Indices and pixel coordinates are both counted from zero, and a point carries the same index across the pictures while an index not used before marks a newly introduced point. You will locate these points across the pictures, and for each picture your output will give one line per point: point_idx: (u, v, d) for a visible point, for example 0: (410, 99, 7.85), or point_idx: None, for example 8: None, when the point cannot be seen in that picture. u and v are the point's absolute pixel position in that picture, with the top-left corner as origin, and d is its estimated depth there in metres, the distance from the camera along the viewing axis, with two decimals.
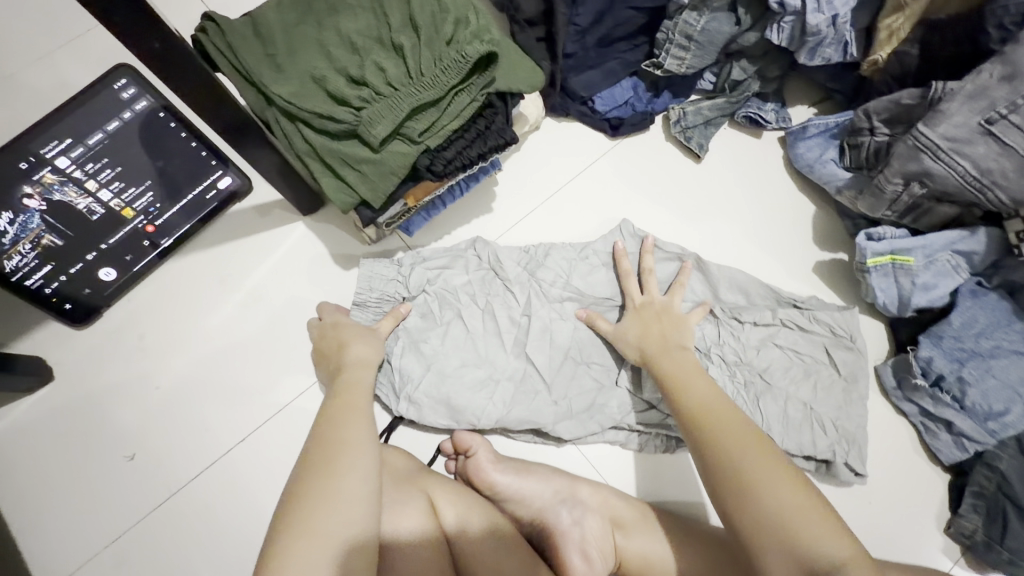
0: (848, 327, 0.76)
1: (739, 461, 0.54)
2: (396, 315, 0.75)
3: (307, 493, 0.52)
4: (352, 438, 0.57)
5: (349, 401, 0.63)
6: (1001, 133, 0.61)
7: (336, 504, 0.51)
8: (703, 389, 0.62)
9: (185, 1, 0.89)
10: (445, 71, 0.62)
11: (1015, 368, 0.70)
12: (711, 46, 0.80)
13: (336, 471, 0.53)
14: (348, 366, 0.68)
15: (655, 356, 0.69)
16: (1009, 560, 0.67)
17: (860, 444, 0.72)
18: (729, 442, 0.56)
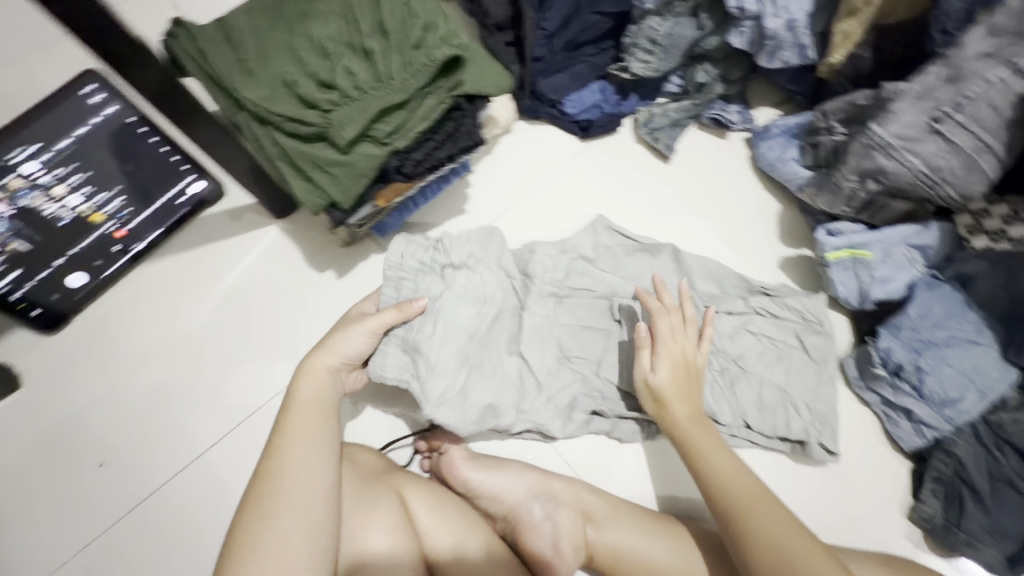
0: (817, 311, 0.78)
1: (765, 531, 0.58)
2: (404, 312, 0.66)
3: (246, 529, 0.53)
4: (295, 465, 0.57)
5: (301, 418, 0.61)
6: (948, 131, 0.63)
7: (274, 541, 0.52)
8: (721, 461, 0.63)
9: (158, 7, 0.90)
10: (413, 75, 0.63)
11: (967, 357, 0.72)
12: (674, 50, 0.83)
13: (277, 505, 0.54)
14: (312, 370, 0.64)
15: (682, 417, 0.66)
16: (966, 541, 0.70)
17: (831, 423, 0.74)
18: (756, 513, 0.59)
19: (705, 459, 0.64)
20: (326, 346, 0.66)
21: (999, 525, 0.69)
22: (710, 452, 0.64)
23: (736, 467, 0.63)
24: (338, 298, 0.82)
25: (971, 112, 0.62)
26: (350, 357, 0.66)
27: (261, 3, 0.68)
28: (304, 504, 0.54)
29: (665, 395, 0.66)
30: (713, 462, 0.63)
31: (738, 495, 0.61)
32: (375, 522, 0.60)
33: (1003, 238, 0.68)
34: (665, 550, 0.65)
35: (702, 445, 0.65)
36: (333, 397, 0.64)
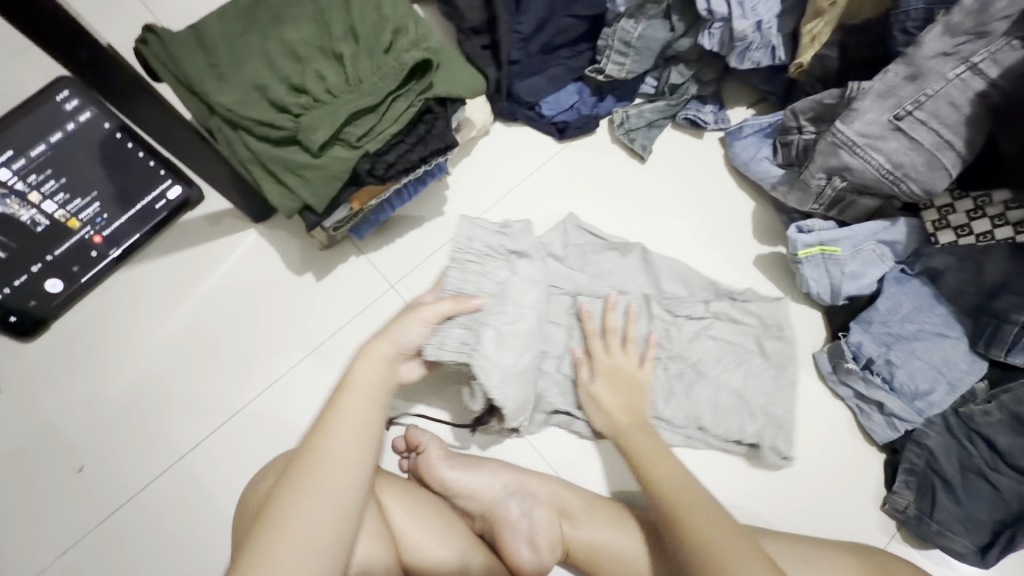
0: (778, 316, 0.78)
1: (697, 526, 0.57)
2: (461, 304, 0.63)
3: (283, 509, 0.50)
4: (337, 452, 0.54)
5: (352, 403, 0.58)
6: (908, 128, 0.65)
7: (302, 529, 0.49)
8: (664, 466, 0.63)
9: (135, 12, 0.90)
10: (383, 78, 0.64)
11: (935, 350, 0.75)
12: (648, 52, 0.85)
13: (313, 491, 0.52)
14: (372, 355, 0.62)
15: (625, 426, 0.68)
16: (937, 531, 0.72)
17: (787, 429, 0.75)
18: (688, 509, 0.59)
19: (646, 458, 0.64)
20: (387, 333, 0.63)
21: (968, 514, 0.71)
22: (651, 451, 0.65)
23: (675, 466, 0.63)
24: (318, 301, 0.82)
25: (930, 109, 0.64)
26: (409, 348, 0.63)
27: (233, 7, 0.68)
28: (335, 496, 0.52)
29: (606, 412, 0.70)
30: (653, 464, 0.63)
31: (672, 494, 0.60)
32: None
33: (967, 233, 0.72)
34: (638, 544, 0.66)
35: (641, 444, 0.66)
36: (387, 389, 0.61)
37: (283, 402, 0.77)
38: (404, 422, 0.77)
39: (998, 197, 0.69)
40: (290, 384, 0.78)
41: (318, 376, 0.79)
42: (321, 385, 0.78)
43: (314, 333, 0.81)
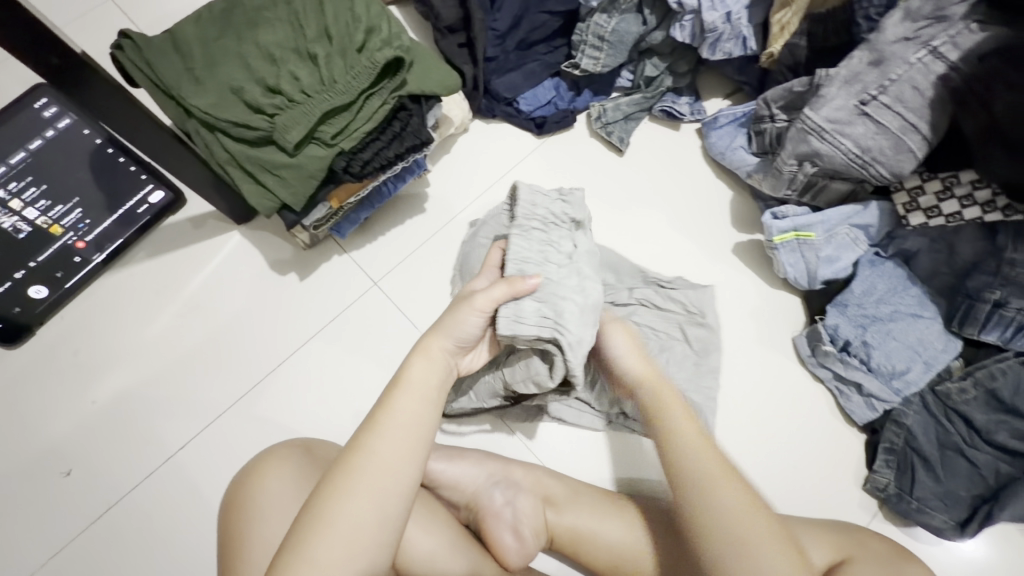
0: (701, 303, 0.80)
1: (718, 531, 0.49)
2: (514, 288, 0.57)
3: (329, 511, 0.47)
4: (385, 452, 0.50)
5: (405, 398, 0.54)
6: (875, 113, 0.66)
7: (344, 532, 0.46)
8: (692, 439, 0.54)
9: (112, 19, 0.91)
10: (356, 77, 0.65)
11: (911, 330, 0.76)
12: (622, 45, 0.86)
13: (358, 492, 0.48)
14: (430, 349, 0.57)
15: (659, 395, 0.58)
16: (917, 508, 0.73)
17: (705, 414, 0.75)
18: (711, 509, 0.50)
19: (669, 443, 0.55)
20: (444, 326, 0.59)
21: (947, 491, 0.73)
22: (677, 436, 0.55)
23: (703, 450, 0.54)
24: (302, 299, 0.83)
25: (895, 92, 0.65)
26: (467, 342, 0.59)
27: (209, 12, 0.68)
28: (381, 497, 0.49)
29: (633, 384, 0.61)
30: (682, 451, 0.54)
31: (696, 487, 0.51)
32: None
33: (937, 214, 0.73)
34: (622, 529, 0.66)
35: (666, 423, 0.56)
36: (443, 385, 0.57)
37: (272, 400, 0.78)
38: None
39: (966, 176, 0.70)
40: (276, 382, 0.79)
41: (304, 373, 0.80)
42: (307, 382, 0.79)
43: (302, 328, 0.82)
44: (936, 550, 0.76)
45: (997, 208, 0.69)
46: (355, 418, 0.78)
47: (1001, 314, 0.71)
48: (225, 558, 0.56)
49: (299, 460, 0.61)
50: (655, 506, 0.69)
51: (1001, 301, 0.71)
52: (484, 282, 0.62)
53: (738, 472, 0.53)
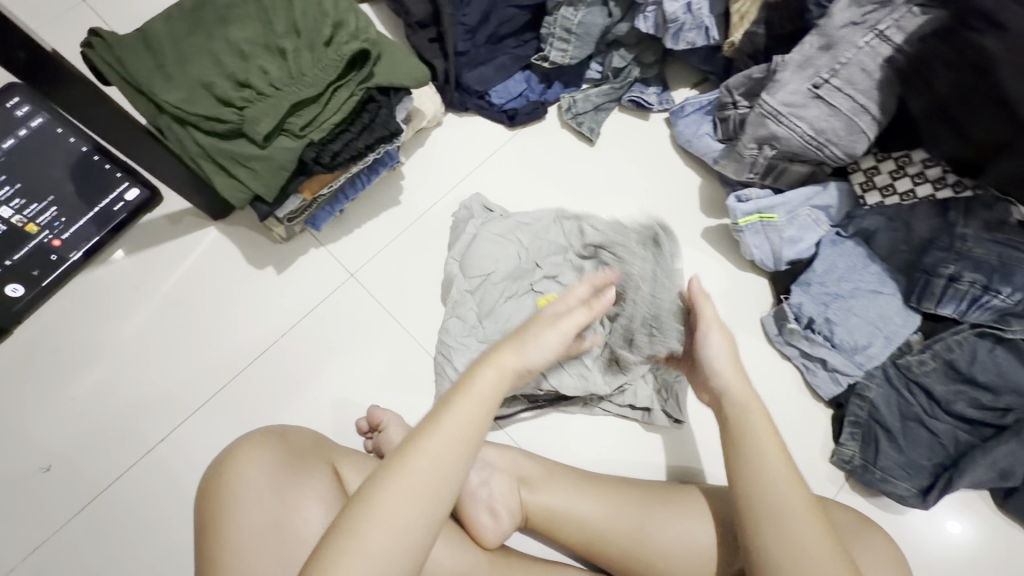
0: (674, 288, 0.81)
1: (782, 547, 0.51)
2: (594, 310, 0.56)
3: (372, 507, 0.46)
4: (435, 458, 0.48)
5: (464, 406, 0.51)
6: (828, 95, 0.69)
7: (378, 537, 0.45)
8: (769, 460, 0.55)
9: (85, 19, 0.92)
10: (323, 70, 0.67)
11: (871, 306, 0.78)
12: (588, 37, 0.88)
13: (400, 494, 0.46)
14: (496, 358, 0.54)
15: (740, 406, 0.58)
16: (881, 478, 0.76)
17: (676, 394, 0.79)
18: (780, 526, 0.52)
19: (752, 458, 0.55)
20: (520, 338, 0.55)
21: (909, 460, 0.76)
22: (761, 453, 0.55)
23: (790, 478, 0.54)
24: (280, 292, 0.84)
25: (846, 75, 0.68)
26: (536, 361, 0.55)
27: (178, 8, 0.69)
28: (419, 506, 0.47)
29: (724, 388, 0.59)
30: (756, 466, 0.55)
31: (770, 506, 0.53)
32: (308, 500, 0.59)
33: (891, 192, 0.77)
34: (597, 507, 0.67)
35: (753, 437, 0.56)
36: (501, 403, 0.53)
37: (254, 391, 0.80)
38: (370, 403, 0.81)
39: (917, 156, 0.75)
40: (257, 374, 0.81)
41: (285, 365, 0.81)
42: (288, 374, 0.81)
43: (282, 320, 0.83)
44: (899, 518, 0.80)
45: (947, 184, 0.73)
46: (334, 407, 0.80)
47: (955, 288, 0.74)
48: (202, 555, 0.56)
49: (273, 448, 0.62)
50: (627, 482, 0.71)
51: (955, 275, 0.73)
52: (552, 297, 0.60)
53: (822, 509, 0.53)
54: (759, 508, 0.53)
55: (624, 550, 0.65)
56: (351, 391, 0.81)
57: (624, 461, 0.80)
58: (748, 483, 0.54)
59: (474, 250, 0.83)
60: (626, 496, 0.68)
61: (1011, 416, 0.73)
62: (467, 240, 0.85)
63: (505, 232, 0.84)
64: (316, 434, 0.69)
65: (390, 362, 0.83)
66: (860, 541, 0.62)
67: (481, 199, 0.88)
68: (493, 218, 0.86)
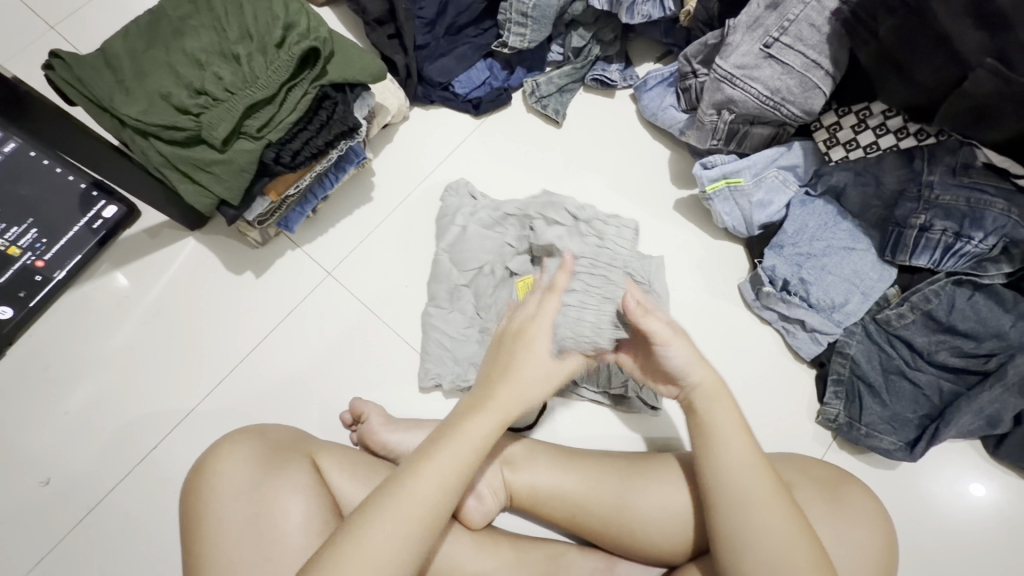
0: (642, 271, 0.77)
1: (748, 540, 0.53)
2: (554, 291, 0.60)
3: (362, 533, 0.48)
4: (426, 498, 0.50)
5: (458, 446, 0.53)
6: (779, 54, 0.70)
7: (366, 558, 0.47)
8: (735, 455, 0.57)
9: (57, 44, 0.95)
10: (276, 71, 0.68)
11: (845, 263, 0.78)
12: (545, 19, 0.88)
13: (388, 533, 0.48)
14: (493, 401, 0.56)
15: (707, 400, 0.59)
16: (866, 434, 0.76)
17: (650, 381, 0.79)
18: (745, 522, 0.54)
19: (716, 453, 0.57)
20: (511, 378, 0.57)
21: (894, 414, 0.76)
22: (727, 448, 0.57)
23: (757, 471, 0.56)
24: (258, 297, 0.86)
25: (795, 32, 0.69)
26: (529, 403, 0.58)
27: (135, 25, 0.70)
28: (409, 530, 0.49)
29: (689, 388, 0.59)
30: (725, 465, 0.56)
31: (731, 499, 0.55)
32: (289, 499, 0.60)
33: (854, 146, 0.78)
34: (575, 480, 0.68)
35: (718, 432, 0.58)
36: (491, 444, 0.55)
37: (242, 391, 0.82)
38: (352, 395, 0.82)
39: (877, 108, 0.76)
40: (240, 377, 0.82)
41: (268, 366, 0.83)
42: (271, 375, 0.83)
43: (262, 323, 0.85)
44: (889, 473, 0.79)
45: (909, 134, 0.75)
46: (321, 402, 0.82)
47: (927, 238, 0.73)
48: (189, 558, 0.58)
49: (251, 445, 0.64)
50: (606, 456, 0.71)
51: (926, 224, 0.73)
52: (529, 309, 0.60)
53: (792, 498, 0.55)
54: (721, 503, 0.56)
55: (606, 518, 0.66)
56: (334, 387, 0.83)
57: (610, 435, 0.81)
58: (712, 476, 0.57)
59: (464, 245, 0.85)
60: (604, 469, 0.69)
61: (994, 361, 0.72)
62: (456, 231, 0.86)
63: (492, 225, 0.86)
64: (295, 429, 0.70)
65: (370, 358, 0.84)
66: (838, 501, 0.62)
67: (471, 187, 0.90)
68: (484, 210, 0.87)
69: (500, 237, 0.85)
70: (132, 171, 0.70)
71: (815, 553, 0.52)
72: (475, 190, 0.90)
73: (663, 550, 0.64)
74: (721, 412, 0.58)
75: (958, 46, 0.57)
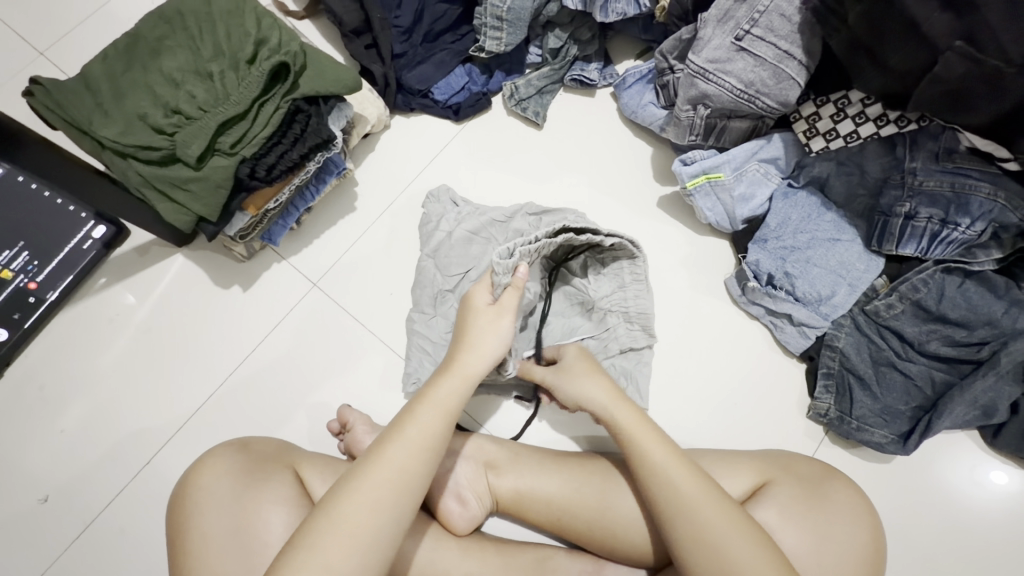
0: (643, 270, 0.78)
1: (692, 541, 0.53)
2: (518, 286, 0.64)
3: (333, 512, 0.49)
4: (397, 464, 0.52)
5: (427, 412, 0.56)
6: (750, 47, 0.70)
7: (330, 540, 0.48)
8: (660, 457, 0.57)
9: (45, 70, 0.97)
10: (247, 87, 0.69)
11: (831, 255, 0.77)
12: (520, 22, 0.88)
13: (359, 503, 0.50)
14: (455, 366, 0.60)
15: (618, 416, 0.61)
16: (858, 427, 0.75)
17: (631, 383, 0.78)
18: (690, 524, 0.53)
19: (644, 458, 0.57)
20: (471, 342, 0.62)
21: (885, 406, 0.74)
22: (652, 453, 0.57)
23: (688, 471, 0.56)
24: (246, 310, 0.87)
25: (765, 24, 0.69)
26: (493, 356, 0.62)
27: (113, 48, 0.71)
28: (374, 505, 0.50)
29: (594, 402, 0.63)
30: (657, 469, 0.56)
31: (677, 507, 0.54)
32: (272, 514, 0.61)
33: (835, 136, 0.76)
34: (560, 483, 0.68)
35: (633, 435, 0.59)
36: (459, 409, 0.58)
37: (232, 402, 0.83)
38: (343, 402, 0.83)
39: (855, 96, 0.73)
40: (231, 390, 0.83)
41: (258, 377, 0.84)
42: (262, 386, 0.84)
43: (250, 336, 0.86)
44: (883, 466, 0.78)
45: (889, 121, 0.73)
46: (309, 411, 0.83)
47: (913, 225, 0.72)
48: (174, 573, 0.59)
49: (234, 458, 0.65)
50: (592, 457, 0.71)
51: (912, 212, 0.72)
52: (485, 296, 0.65)
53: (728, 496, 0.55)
54: (663, 507, 0.55)
55: (587, 523, 0.66)
56: (323, 397, 0.83)
57: (597, 435, 0.80)
58: (648, 482, 0.56)
59: (448, 247, 0.85)
60: (588, 472, 0.69)
61: (986, 349, 0.71)
62: (440, 236, 0.86)
63: (477, 230, 0.85)
64: (280, 442, 0.71)
65: (360, 366, 0.85)
66: (821, 498, 0.61)
67: (453, 193, 0.89)
68: (468, 215, 0.87)
69: (486, 241, 0.84)
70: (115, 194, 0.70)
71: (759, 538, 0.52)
72: (459, 196, 0.90)
73: (646, 551, 0.64)
74: (630, 416, 0.60)
75: (926, 30, 0.56)
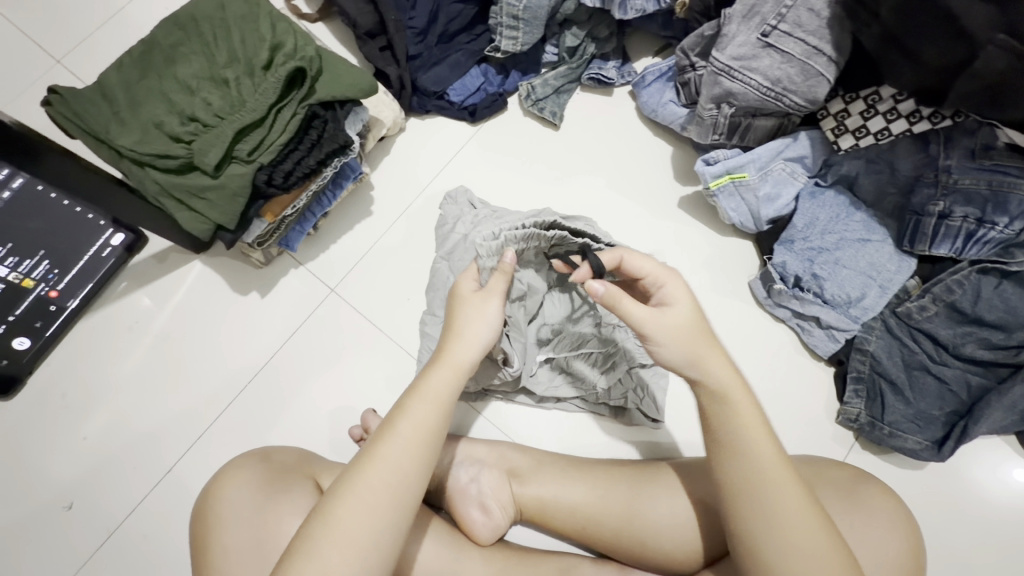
0: None
1: (762, 522, 0.48)
2: (506, 272, 0.61)
3: (333, 516, 0.48)
4: (393, 465, 0.51)
5: (420, 407, 0.54)
6: (777, 43, 0.68)
7: (326, 543, 0.47)
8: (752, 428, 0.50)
9: (64, 78, 0.97)
10: (263, 93, 0.69)
11: (861, 257, 0.75)
12: (537, 21, 0.86)
13: (355, 505, 0.49)
14: (448, 358, 0.58)
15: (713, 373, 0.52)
16: (890, 433, 0.73)
17: (650, 392, 0.76)
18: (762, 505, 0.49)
19: (735, 428, 0.50)
20: (459, 330, 0.59)
21: (919, 412, 0.72)
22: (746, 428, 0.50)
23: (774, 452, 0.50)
24: (265, 315, 0.86)
25: (792, 19, 0.67)
26: (483, 347, 0.59)
27: (128, 55, 0.71)
28: (370, 508, 0.49)
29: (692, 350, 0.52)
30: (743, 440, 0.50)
31: (750, 488, 0.49)
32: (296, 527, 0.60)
33: (864, 133, 0.75)
34: (584, 490, 0.67)
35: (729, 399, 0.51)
36: (455, 402, 0.56)
37: (252, 408, 0.83)
38: (364, 408, 0.82)
39: (886, 92, 0.73)
40: (251, 396, 0.83)
41: (277, 383, 0.84)
42: (281, 393, 0.83)
43: (269, 343, 0.85)
44: (916, 471, 0.76)
45: (922, 117, 0.72)
46: (329, 418, 0.82)
47: (947, 225, 0.69)
48: None
49: (254, 468, 0.64)
50: (618, 464, 0.70)
51: (946, 211, 0.69)
52: (470, 283, 0.63)
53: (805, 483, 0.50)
54: (740, 481, 0.50)
55: (616, 530, 0.65)
56: (343, 402, 0.83)
57: (617, 441, 0.79)
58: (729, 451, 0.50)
59: (463, 250, 0.83)
60: (612, 479, 0.67)
61: None
62: (456, 239, 0.85)
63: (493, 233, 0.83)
64: (301, 451, 0.71)
65: (379, 373, 0.84)
66: (856, 504, 0.59)
67: (470, 195, 0.88)
68: (484, 219, 0.85)
69: None
70: (133, 206, 0.70)
71: (842, 548, 0.48)
72: (476, 198, 0.89)
73: (676, 559, 0.63)
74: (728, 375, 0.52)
75: (965, 23, 0.54)
